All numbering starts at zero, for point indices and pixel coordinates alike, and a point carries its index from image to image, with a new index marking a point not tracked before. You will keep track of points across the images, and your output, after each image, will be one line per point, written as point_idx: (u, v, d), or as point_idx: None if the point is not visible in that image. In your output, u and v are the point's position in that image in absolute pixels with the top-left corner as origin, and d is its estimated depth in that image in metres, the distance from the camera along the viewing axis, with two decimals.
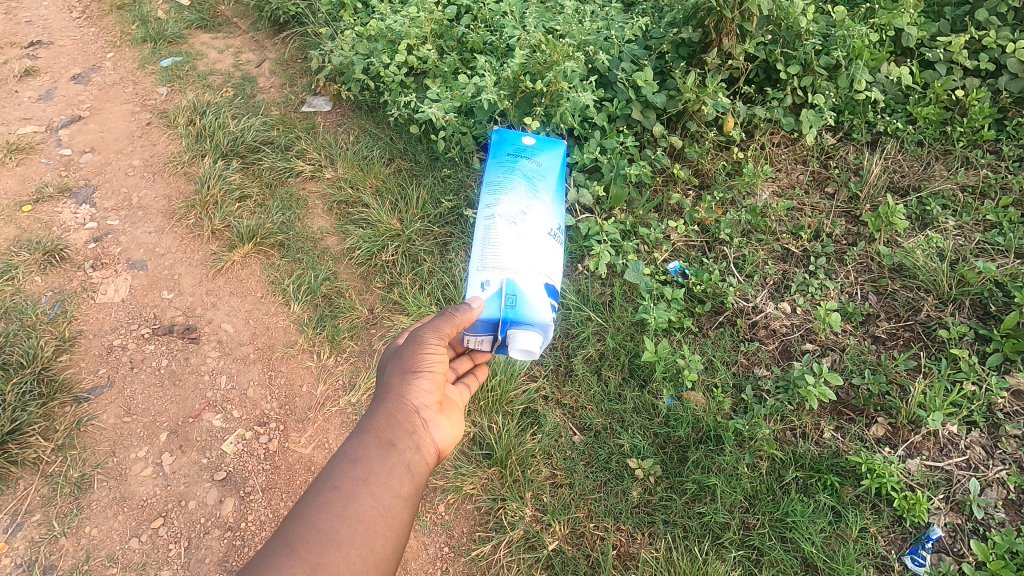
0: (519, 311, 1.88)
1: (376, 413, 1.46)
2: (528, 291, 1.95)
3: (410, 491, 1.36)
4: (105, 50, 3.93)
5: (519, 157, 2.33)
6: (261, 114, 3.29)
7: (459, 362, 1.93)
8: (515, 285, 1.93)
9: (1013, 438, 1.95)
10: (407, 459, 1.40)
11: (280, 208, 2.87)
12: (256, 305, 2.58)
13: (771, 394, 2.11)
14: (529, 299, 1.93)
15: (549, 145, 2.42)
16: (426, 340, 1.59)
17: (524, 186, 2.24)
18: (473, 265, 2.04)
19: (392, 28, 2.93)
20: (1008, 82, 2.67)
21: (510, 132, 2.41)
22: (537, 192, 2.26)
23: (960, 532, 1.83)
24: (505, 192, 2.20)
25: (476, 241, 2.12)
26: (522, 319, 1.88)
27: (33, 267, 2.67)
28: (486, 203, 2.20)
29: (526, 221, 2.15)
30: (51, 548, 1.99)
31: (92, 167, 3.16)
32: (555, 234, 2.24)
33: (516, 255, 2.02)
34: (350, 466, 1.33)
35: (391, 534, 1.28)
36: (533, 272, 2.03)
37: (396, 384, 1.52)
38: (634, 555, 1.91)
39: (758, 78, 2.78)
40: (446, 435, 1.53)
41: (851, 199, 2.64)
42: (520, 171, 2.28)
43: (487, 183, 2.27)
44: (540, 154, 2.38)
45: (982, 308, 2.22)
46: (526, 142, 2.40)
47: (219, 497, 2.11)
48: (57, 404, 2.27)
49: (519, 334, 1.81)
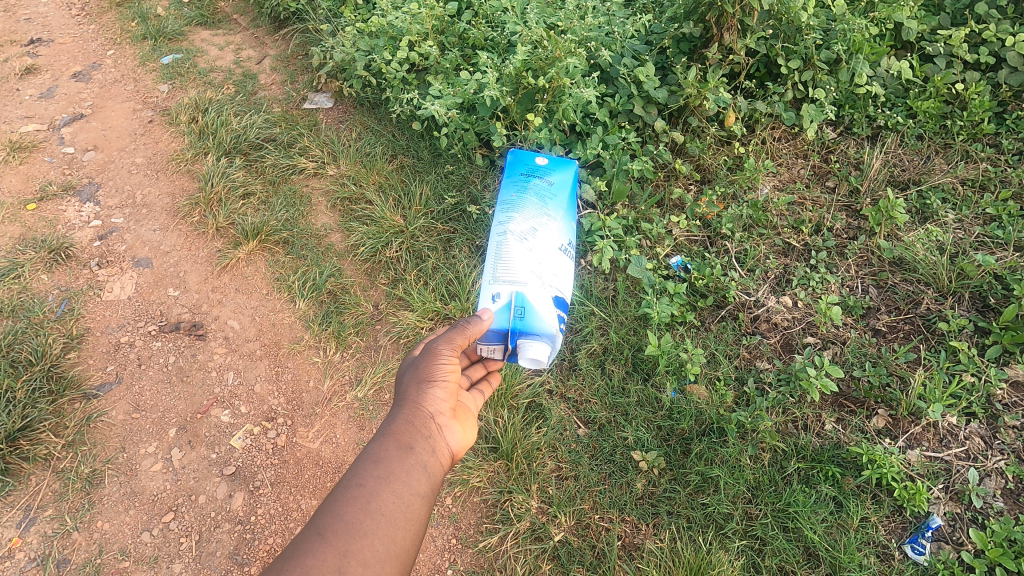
0: (526, 322, 1.90)
1: (394, 418, 1.48)
2: (538, 304, 1.96)
3: (428, 490, 1.39)
4: (105, 47, 3.93)
5: (532, 176, 2.35)
6: (263, 111, 3.30)
7: (473, 370, 1.91)
8: (524, 298, 1.94)
9: (1012, 429, 1.98)
10: (424, 461, 1.42)
11: (284, 206, 2.89)
12: (261, 302, 2.60)
13: (773, 386, 2.14)
14: (538, 311, 1.95)
15: (562, 165, 2.42)
16: (439, 351, 1.63)
17: (535, 204, 2.26)
18: (485, 279, 2.08)
19: (393, 24, 2.94)
20: (1008, 75, 2.70)
21: (525, 154, 2.45)
22: (549, 209, 2.27)
23: (959, 521, 1.85)
24: (518, 210, 2.24)
25: (488, 256, 2.16)
26: (530, 330, 1.90)
27: (40, 265, 2.69)
28: (499, 220, 2.25)
29: (537, 237, 2.17)
30: (64, 542, 2.01)
31: (95, 165, 3.17)
32: (566, 249, 2.24)
33: (527, 269, 2.04)
34: (372, 465, 1.35)
35: (412, 527, 1.30)
36: (543, 286, 2.04)
37: (412, 392, 1.55)
38: (639, 545, 1.93)
39: (759, 73, 2.80)
40: (460, 441, 1.55)
41: (851, 193, 2.66)
42: (532, 190, 2.30)
43: (500, 201, 2.31)
44: (553, 173, 2.39)
45: (982, 301, 2.24)
46: (539, 162, 2.41)
47: (229, 491, 2.14)
48: (67, 401, 2.29)
49: (528, 343, 1.85)
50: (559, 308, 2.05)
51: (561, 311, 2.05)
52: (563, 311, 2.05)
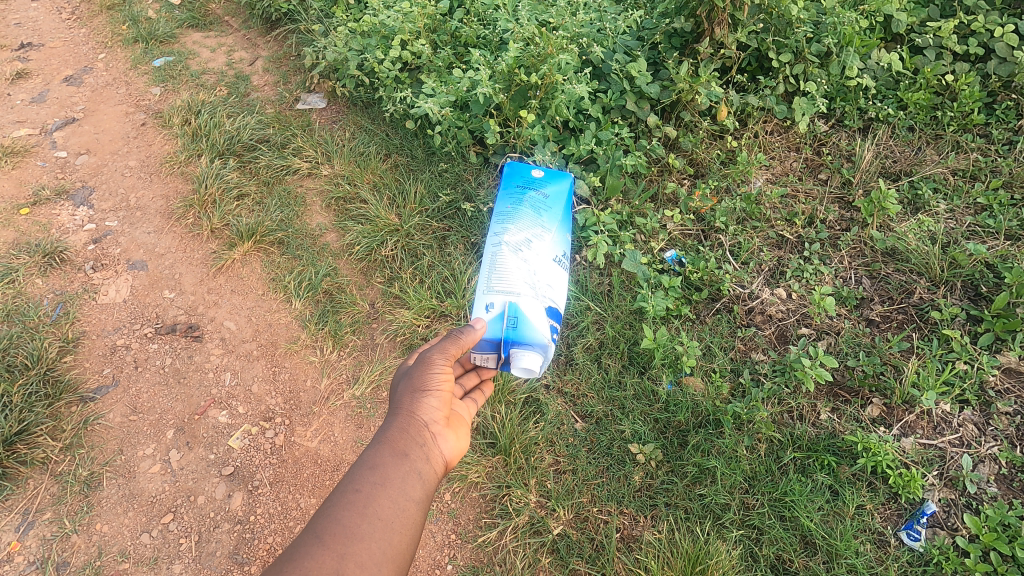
0: (520, 331, 1.94)
1: (390, 426, 1.49)
2: (531, 313, 1.99)
3: (423, 496, 1.39)
4: (96, 51, 3.93)
5: (528, 189, 2.37)
6: (256, 112, 3.31)
7: (467, 378, 1.93)
8: (518, 308, 1.97)
9: (1005, 415, 1.99)
10: (419, 468, 1.43)
11: (278, 206, 2.89)
12: (258, 302, 2.61)
13: (768, 377, 2.15)
14: (530, 320, 1.97)
15: (557, 177, 2.44)
16: (433, 360, 1.63)
17: (530, 215, 2.28)
18: (479, 288, 2.09)
19: (386, 23, 2.95)
20: (997, 65, 2.72)
21: (520, 165, 2.45)
22: (544, 220, 2.29)
23: (954, 507, 1.87)
24: (513, 222, 2.25)
25: (482, 265, 2.17)
26: (523, 339, 1.94)
27: (33, 270, 2.68)
28: (494, 232, 2.26)
29: (531, 248, 2.19)
30: (63, 545, 2.01)
31: (88, 168, 3.16)
32: (560, 260, 2.26)
33: (522, 279, 2.05)
34: (368, 471, 1.36)
35: (408, 531, 1.31)
36: (537, 296, 2.06)
37: (406, 400, 1.56)
38: (637, 537, 1.95)
39: (751, 67, 2.81)
40: (455, 448, 1.56)
41: (843, 184, 2.68)
42: (528, 202, 2.32)
43: (497, 213, 2.32)
44: (548, 186, 2.41)
45: (974, 289, 2.25)
46: (535, 174, 2.43)
47: (228, 491, 2.13)
48: (64, 404, 2.28)
49: (521, 352, 1.92)
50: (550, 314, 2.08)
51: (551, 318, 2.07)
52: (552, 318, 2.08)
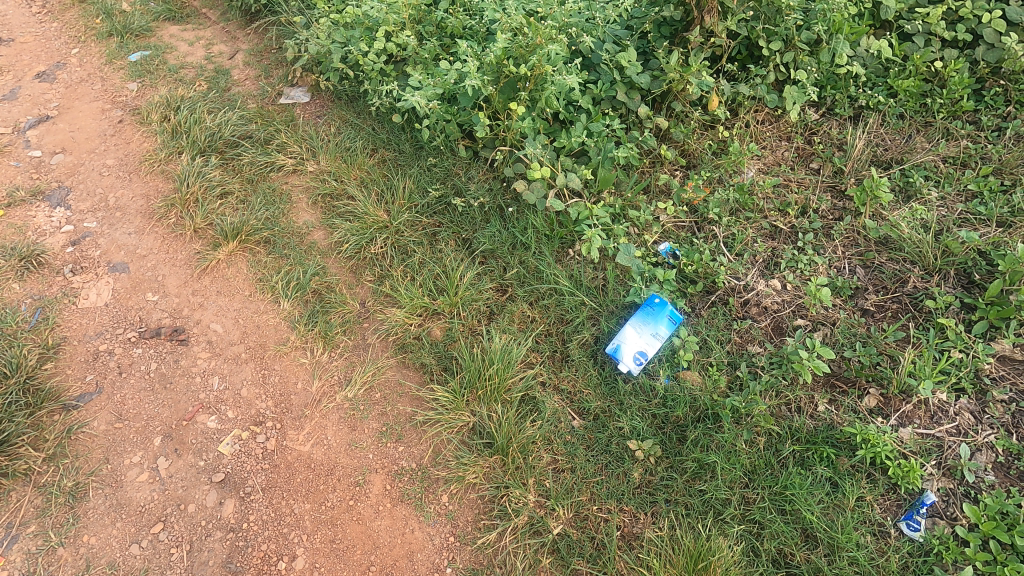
0: (620, 352, 2.19)
1: None
2: (631, 344, 2.20)
3: None
4: (69, 46, 3.80)
5: (654, 312, 2.24)
6: (237, 107, 3.22)
7: None
8: (639, 352, 2.19)
9: (1001, 403, 1.99)
10: None
11: (264, 204, 2.83)
12: (245, 304, 2.54)
13: (766, 370, 2.14)
14: (629, 346, 2.20)
15: (659, 310, 2.24)
16: None
17: (649, 333, 2.22)
18: (640, 355, 2.19)
19: (370, 15, 2.88)
20: (984, 52, 2.72)
21: (657, 310, 2.24)
22: (657, 324, 2.23)
23: (952, 496, 1.88)
24: (650, 337, 2.22)
25: (646, 349, 2.20)
26: (621, 351, 2.20)
27: (10, 275, 2.58)
28: (653, 336, 2.22)
29: (654, 336, 2.22)
30: (49, 559, 1.92)
31: (64, 168, 3.06)
32: (661, 319, 2.23)
33: (643, 342, 2.21)
34: None
35: None
36: (647, 335, 2.22)
37: None
38: (638, 535, 1.93)
39: (741, 55, 2.78)
40: None
41: (835, 173, 2.66)
42: (657, 321, 2.23)
43: (657, 327, 2.23)
44: (664, 310, 2.25)
45: (967, 277, 2.25)
46: (664, 309, 2.25)
47: (219, 499, 2.07)
48: (46, 413, 2.19)
49: (625, 350, 2.20)
50: (664, 329, 2.23)
51: (623, 352, 2.19)
52: (620, 356, 2.19)
